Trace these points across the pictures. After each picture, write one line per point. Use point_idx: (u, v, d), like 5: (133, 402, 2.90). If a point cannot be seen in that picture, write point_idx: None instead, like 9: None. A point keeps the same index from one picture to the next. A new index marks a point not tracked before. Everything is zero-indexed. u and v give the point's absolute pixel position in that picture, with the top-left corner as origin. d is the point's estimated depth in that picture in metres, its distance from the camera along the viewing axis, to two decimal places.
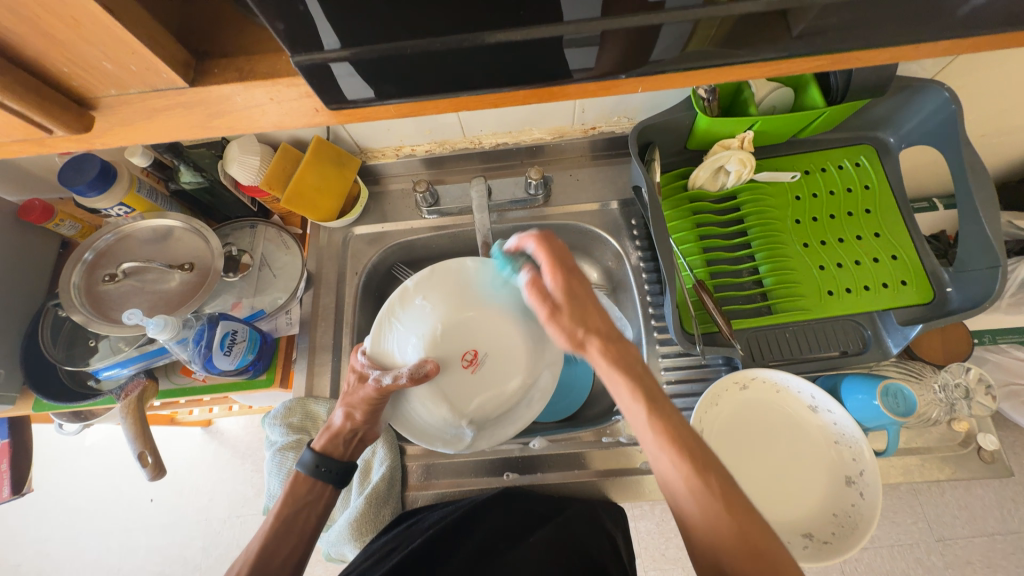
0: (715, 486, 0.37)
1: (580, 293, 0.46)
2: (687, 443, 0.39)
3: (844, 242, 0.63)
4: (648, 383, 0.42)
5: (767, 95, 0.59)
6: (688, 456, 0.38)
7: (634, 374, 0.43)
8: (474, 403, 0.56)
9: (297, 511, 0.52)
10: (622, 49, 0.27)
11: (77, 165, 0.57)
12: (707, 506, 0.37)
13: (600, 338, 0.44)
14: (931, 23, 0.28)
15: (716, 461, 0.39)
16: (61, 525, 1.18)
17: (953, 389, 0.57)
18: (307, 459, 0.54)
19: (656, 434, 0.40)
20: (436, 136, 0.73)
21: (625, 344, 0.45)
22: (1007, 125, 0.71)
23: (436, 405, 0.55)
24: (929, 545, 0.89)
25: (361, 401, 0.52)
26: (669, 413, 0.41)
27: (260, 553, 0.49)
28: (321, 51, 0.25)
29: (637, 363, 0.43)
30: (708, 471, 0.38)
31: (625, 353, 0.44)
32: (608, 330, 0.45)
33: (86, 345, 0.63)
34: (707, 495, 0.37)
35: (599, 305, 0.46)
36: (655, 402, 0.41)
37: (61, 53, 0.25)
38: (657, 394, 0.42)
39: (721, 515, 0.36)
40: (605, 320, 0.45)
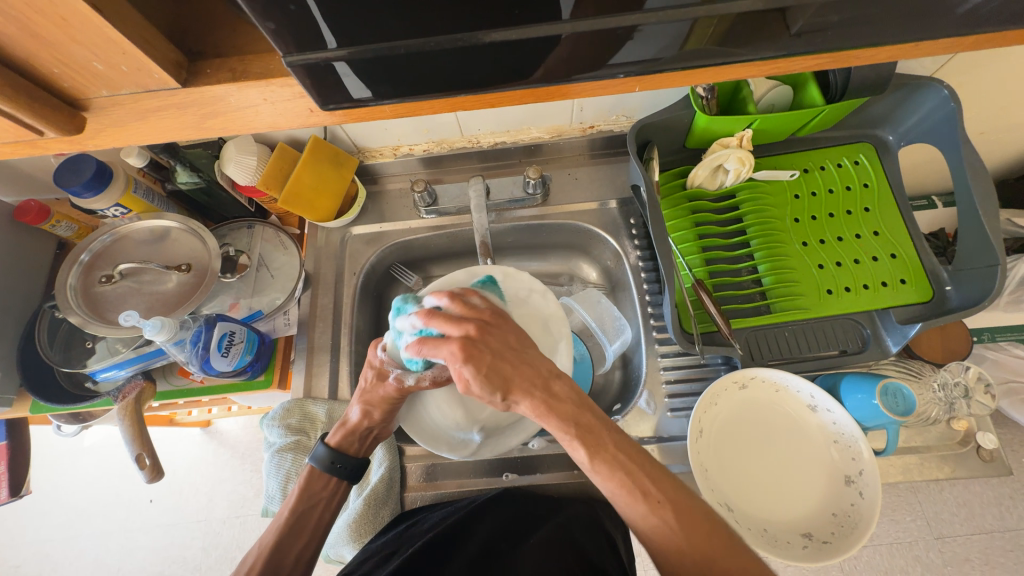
0: (671, 518, 0.38)
1: (480, 349, 0.42)
2: (634, 482, 0.39)
3: (844, 241, 0.63)
4: (583, 425, 0.41)
5: (765, 94, 0.60)
6: (639, 494, 0.39)
7: (568, 419, 0.41)
8: (487, 411, 0.55)
9: (310, 507, 0.52)
10: (620, 48, 0.27)
11: (72, 166, 0.57)
12: (668, 539, 0.37)
13: (523, 392, 0.42)
14: (929, 22, 0.28)
15: (667, 491, 0.39)
16: (61, 525, 1.18)
17: (952, 388, 0.57)
18: (321, 454, 0.54)
19: (603, 478, 0.40)
20: (434, 135, 0.72)
21: (553, 388, 0.42)
22: (1006, 123, 0.71)
23: (450, 409, 0.55)
24: (927, 542, 0.89)
25: (379, 400, 0.52)
26: (612, 454, 0.40)
27: (274, 546, 0.49)
28: (314, 52, 0.25)
29: (570, 407, 0.42)
30: (660, 505, 0.38)
31: (555, 399, 0.42)
32: (528, 379, 0.42)
33: (83, 347, 0.63)
34: (665, 529, 0.38)
35: (514, 358, 0.43)
36: (595, 447, 0.40)
37: (51, 54, 0.25)
38: (594, 434, 0.41)
39: (682, 547, 0.37)
40: (524, 372, 0.43)
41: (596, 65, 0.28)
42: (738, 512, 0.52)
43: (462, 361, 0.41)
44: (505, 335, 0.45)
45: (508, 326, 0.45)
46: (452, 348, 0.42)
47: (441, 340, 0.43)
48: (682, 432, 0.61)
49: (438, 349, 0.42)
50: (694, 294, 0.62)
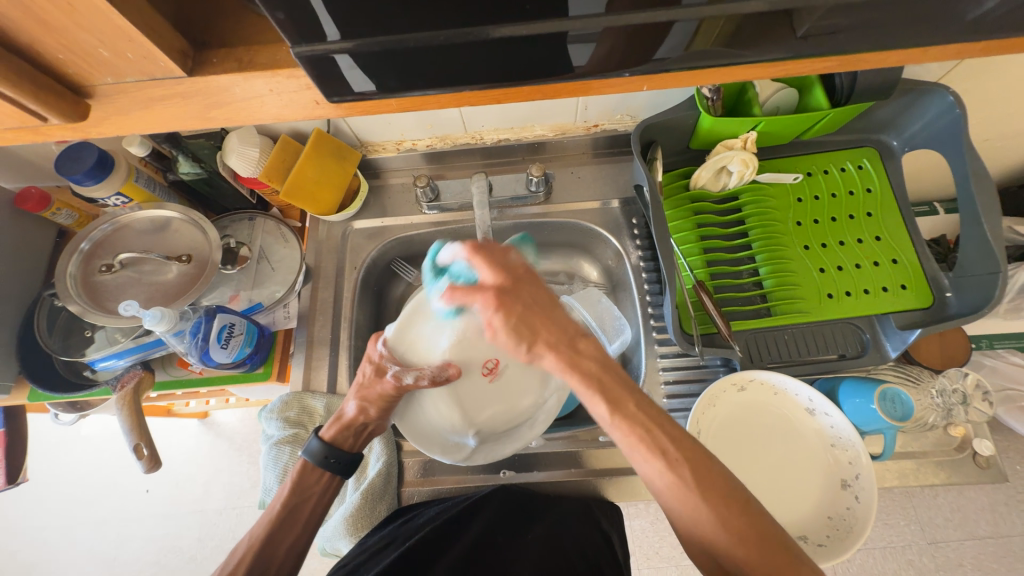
0: (688, 477, 0.37)
1: (516, 300, 0.43)
2: (655, 439, 0.39)
3: (846, 246, 0.63)
4: (610, 380, 0.41)
5: (771, 96, 0.59)
6: (659, 451, 0.38)
7: (592, 377, 0.41)
8: (484, 414, 0.55)
9: (303, 500, 0.52)
10: (628, 48, 0.27)
11: (73, 153, 0.57)
12: (685, 500, 0.37)
13: (550, 347, 0.43)
14: (942, 26, 0.28)
15: (686, 449, 0.38)
16: (57, 513, 1.18)
17: (950, 395, 0.56)
18: (315, 448, 0.53)
19: (623, 435, 0.40)
20: (438, 131, 0.72)
21: (577, 346, 0.43)
22: (1009, 131, 0.71)
23: (448, 409, 0.54)
24: (921, 547, 0.90)
25: (376, 398, 0.52)
26: (634, 412, 0.40)
27: (264, 539, 0.49)
28: (323, 43, 0.25)
29: (593, 365, 0.42)
30: (679, 463, 0.38)
31: (579, 355, 0.42)
32: (555, 339, 0.43)
33: (82, 336, 0.63)
34: (682, 489, 0.37)
35: (543, 314, 0.43)
36: (615, 402, 0.40)
37: (56, 40, 0.24)
38: (621, 393, 0.41)
39: (699, 505, 0.37)
40: (552, 328, 0.43)
41: (604, 64, 0.28)
42: None
43: (493, 306, 0.43)
44: (538, 290, 0.44)
45: (541, 283, 0.45)
46: (485, 294, 0.43)
47: (475, 287, 0.43)
48: None
49: (471, 295, 0.44)
50: (694, 296, 0.62)
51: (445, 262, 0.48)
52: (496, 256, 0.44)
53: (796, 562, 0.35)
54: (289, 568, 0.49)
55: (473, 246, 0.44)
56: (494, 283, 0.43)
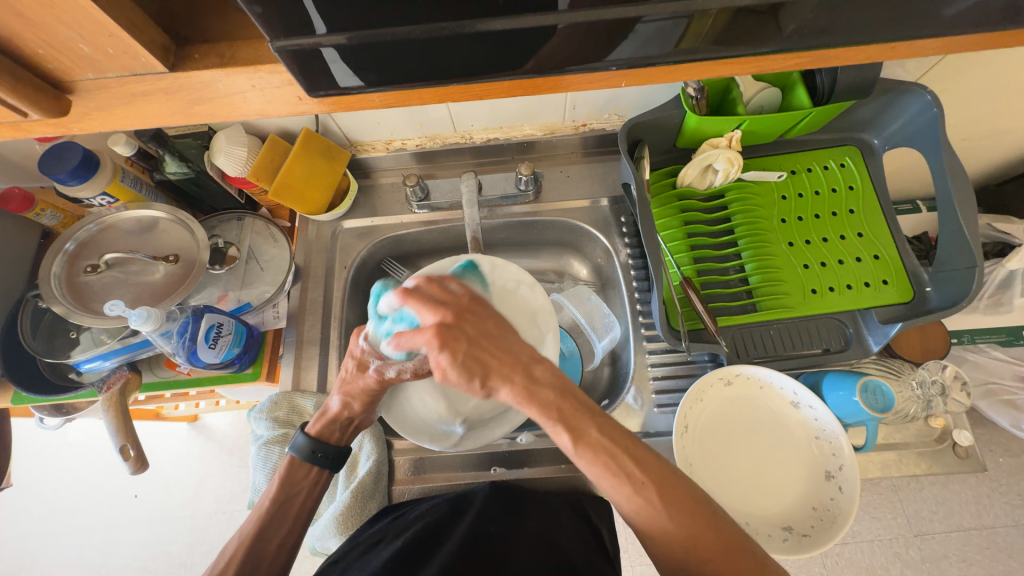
0: (654, 497, 0.38)
1: (462, 338, 0.43)
2: (615, 467, 0.39)
3: (829, 242, 0.64)
4: (569, 411, 0.41)
5: (754, 96, 0.60)
6: (623, 477, 0.39)
7: (551, 407, 0.41)
8: (471, 404, 0.55)
9: (292, 495, 0.52)
10: (608, 43, 0.28)
11: (57, 153, 0.56)
12: (652, 520, 0.38)
13: (504, 379, 0.42)
14: (910, 24, 0.28)
15: (650, 473, 0.39)
16: (43, 520, 1.16)
17: (929, 386, 0.58)
18: (302, 444, 0.53)
19: (588, 463, 0.40)
20: (427, 130, 0.72)
21: (534, 372, 0.43)
22: (987, 129, 0.73)
23: (433, 401, 0.54)
24: (907, 539, 0.91)
25: (359, 391, 0.51)
26: (595, 439, 0.40)
27: (255, 534, 0.50)
28: (304, 38, 0.25)
29: (550, 393, 0.42)
30: (643, 485, 0.39)
31: (536, 384, 0.42)
32: (509, 370, 0.43)
33: (67, 338, 0.62)
34: (649, 508, 0.38)
35: (491, 346, 0.43)
36: (577, 431, 0.41)
37: (35, 35, 0.24)
38: (580, 424, 0.41)
39: (666, 524, 0.37)
40: (502, 360, 0.43)
41: (586, 58, 0.29)
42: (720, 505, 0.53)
43: (437, 346, 0.42)
44: (483, 321, 0.45)
45: (484, 311, 0.45)
46: (429, 333, 0.43)
47: (418, 329, 0.43)
48: (669, 427, 0.61)
49: (415, 336, 0.43)
50: (681, 292, 0.63)
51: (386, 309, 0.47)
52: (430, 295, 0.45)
53: (760, 564, 0.36)
54: (281, 563, 0.50)
55: (407, 290, 0.45)
56: (436, 321, 0.43)
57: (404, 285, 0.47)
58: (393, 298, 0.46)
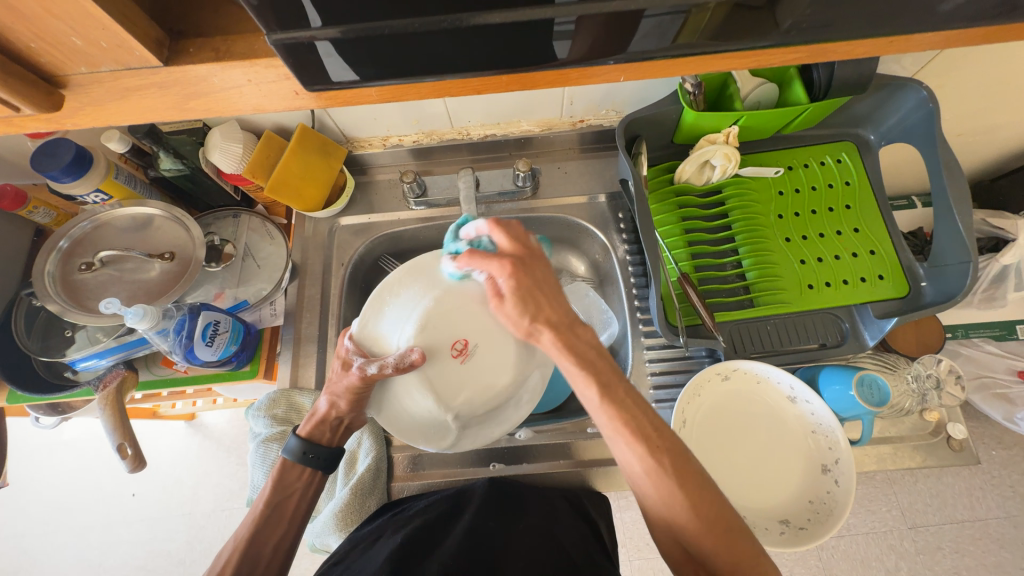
0: (667, 464, 0.38)
1: (531, 276, 0.43)
2: (640, 426, 0.39)
3: (825, 237, 0.64)
4: (602, 370, 0.42)
5: (750, 92, 0.61)
6: (642, 439, 0.39)
7: (589, 363, 0.42)
8: (461, 398, 0.51)
9: (285, 497, 0.52)
10: (607, 37, 0.28)
11: (49, 150, 0.55)
12: (661, 485, 0.38)
13: (552, 326, 0.43)
14: (908, 18, 0.28)
15: (667, 440, 0.39)
16: (40, 520, 1.16)
17: (924, 380, 0.58)
18: (293, 446, 0.53)
19: (610, 420, 0.40)
20: (424, 126, 0.72)
21: (578, 331, 0.43)
22: (982, 124, 0.73)
23: (421, 397, 0.51)
24: (901, 532, 0.92)
25: (345, 391, 0.51)
26: (622, 397, 0.41)
27: (250, 539, 0.49)
28: (300, 32, 0.25)
29: (590, 351, 0.43)
30: (659, 449, 0.39)
31: (577, 339, 0.43)
32: (561, 321, 0.43)
33: (62, 336, 0.61)
34: (660, 474, 0.38)
35: (550, 291, 0.44)
36: (607, 388, 0.41)
37: (27, 28, 0.24)
38: (613, 381, 0.41)
39: (675, 492, 0.38)
40: (556, 308, 0.43)
41: (584, 53, 0.29)
42: None
43: (507, 275, 0.43)
44: (550, 274, 0.45)
45: (551, 265, 0.46)
46: (501, 262, 0.43)
47: (490, 254, 0.44)
48: (667, 423, 0.62)
49: (488, 260, 0.43)
50: (679, 288, 0.63)
51: (468, 233, 0.48)
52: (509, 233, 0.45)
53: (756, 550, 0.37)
54: (277, 566, 0.50)
55: (496, 219, 0.46)
56: (510, 256, 0.44)
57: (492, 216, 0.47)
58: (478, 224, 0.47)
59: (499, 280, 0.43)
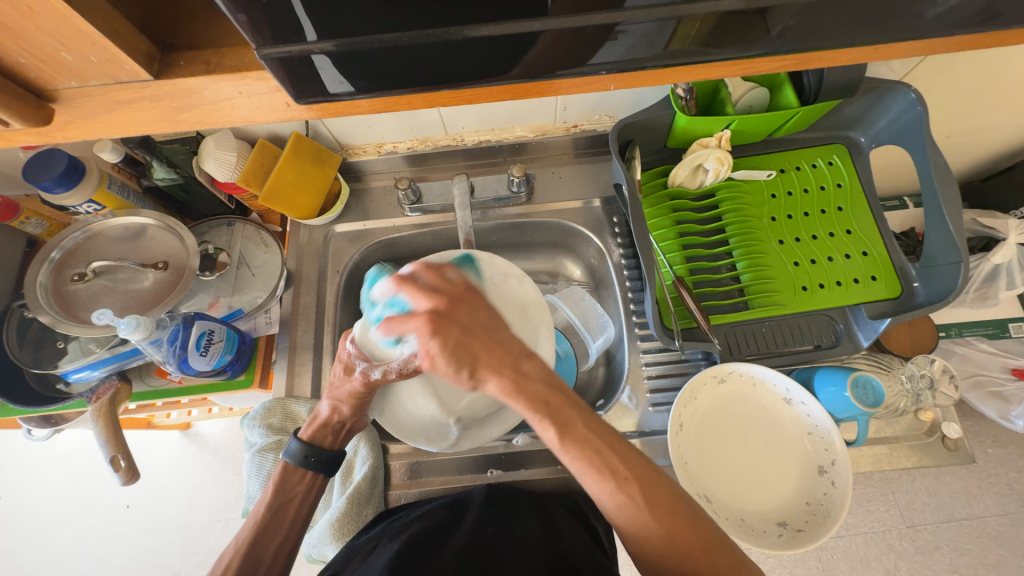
0: (637, 493, 0.39)
1: (453, 324, 0.42)
2: (603, 461, 0.40)
3: (818, 239, 0.65)
4: (557, 409, 0.41)
5: (742, 96, 0.61)
6: (607, 473, 0.39)
7: (538, 401, 0.41)
8: (464, 401, 0.54)
9: (286, 501, 0.52)
10: (597, 46, 0.28)
11: (40, 161, 0.55)
12: (634, 518, 0.38)
13: (492, 371, 0.42)
14: (892, 25, 0.29)
15: (634, 470, 0.39)
16: (33, 533, 1.14)
17: (918, 380, 0.58)
18: (295, 449, 0.53)
19: (573, 458, 0.40)
20: (418, 133, 0.72)
21: (523, 367, 0.43)
22: (971, 126, 0.74)
23: (424, 401, 0.53)
24: (900, 531, 0.93)
25: (347, 395, 0.51)
26: (581, 433, 0.41)
27: (251, 541, 0.49)
28: (290, 45, 0.25)
29: (541, 388, 0.42)
30: (627, 481, 0.39)
31: (524, 377, 0.42)
32: (499, 363, 0.42)
33: (54, 348, 0.61)
34: (632, 505, 0.38)
35: (482, 337, 0.43)
36: (564, 426, 0.41)
37: (16, 44, 0.24)
38: (569, 420, 0.41)
39: (648, 521, 0.38)
40: (492, 352, 0.42)
41: (575, 62, 0.29)
42: (716, 504, 0.53)
43: (428, 333, 0.42)
44: (476, 311, 0.44)
45: (478, 302, 0.45)
46: (418, 321, 0.42)
47: (408, 315, 0.43)
48: (664, 426, 0.62)
49: (404, 323, 0.43)
50: (674, 292, 0.63)
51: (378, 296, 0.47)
52: (424, 281, 0.45)
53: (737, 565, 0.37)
54: (279, 568, 0.49)
55: (399, 278, 0.45)
56: (428, 308, 0.43)
57: (400, 272, 0.46)
58: (383, 284, 0.46)
59: (425, 342, 0.42)
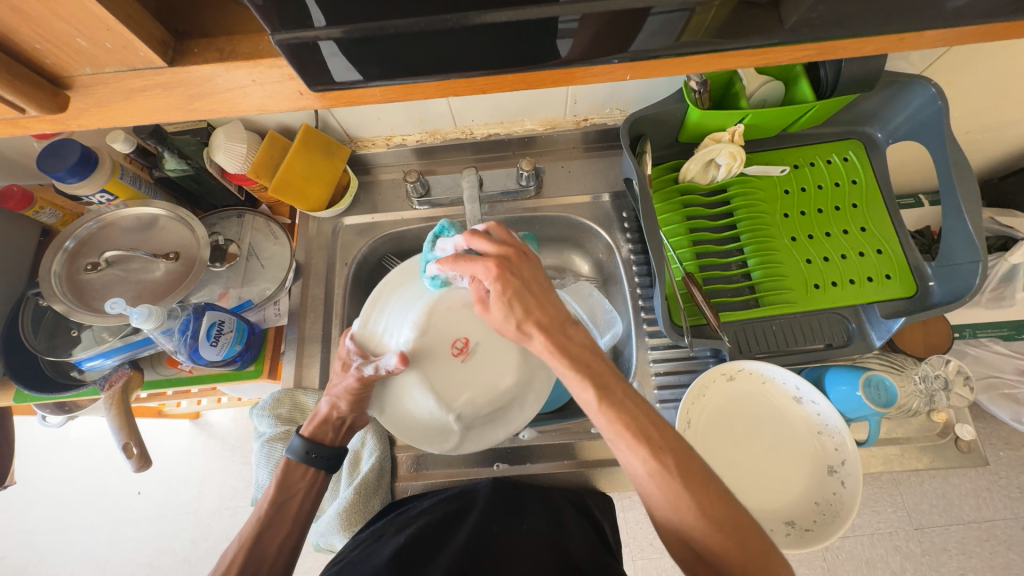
0: (671, 466, 0.38)
1: (522, 277, 0.43)
2: (640, 428, 0.40)
3: (832, 236, 0.64)
4: (597, 371, 0.42)
5: (756, 90, 0.60)
6: (644, 441, 0.39)
7: (582, 363, 0.42)
8: (463, 398, 0.52)
9: (289, 496, 0.53)
10: (613, 35, 0.27)
11: (56, 150, 0.56)
12: (667, 488, 0.38)
13: (543, 327, 0.42)
14: (919, 15, 0.28)
15: (668, 440, 0.40)
16: (48, 517, 1.17)
17: (933, 380, 0.58)
18: (297, 445, 0.54)
19: (610, 421, 0.40)
20: (427, 125, 0.72)
21: (569, 331, 0.43)
22: (992, 122, 0.72)
23: (422, 397, 0.51)
24: (907, 533, 0.92)
25: (344, 392, 0.52)
26: (620, 400, 0.41)
27: (255, 537, 0.50)
28: (304, 33, 0.25)
29: (582, 352, 0.43)
30: (662, 451, 0.39)
31: (569, 340, 0.43)
32: (551, 323, 0.43)
33: (68, 336, 0.62)
34: (665, 476, 0.38)
35: (536, 293, 0.43)
36: (605, 389, 0.41)
37: (33, 29, 0.24)
38: (608, 384, 0.41)
39: (680, 493, 0.38)
40: (546, 310, 0.43)
41: (589, 51, 0.28)
42: None
43: (495, 276, 0.42)
44: (536, 271, 0.45)
45: (540, 265, 0.45)
46: (485, 264, 0.43)
47: (474, 257, 0.43)
48: (671, 423, 0.62)
49: (473, 263, 0.43)
50: (684, 288, 0.63)
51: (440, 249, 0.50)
52: (495, 238, 0.45)
53: (767, 551, 0.37)
54: (283, 564, 0.50)
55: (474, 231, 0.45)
56: (496, 254, 0.43)
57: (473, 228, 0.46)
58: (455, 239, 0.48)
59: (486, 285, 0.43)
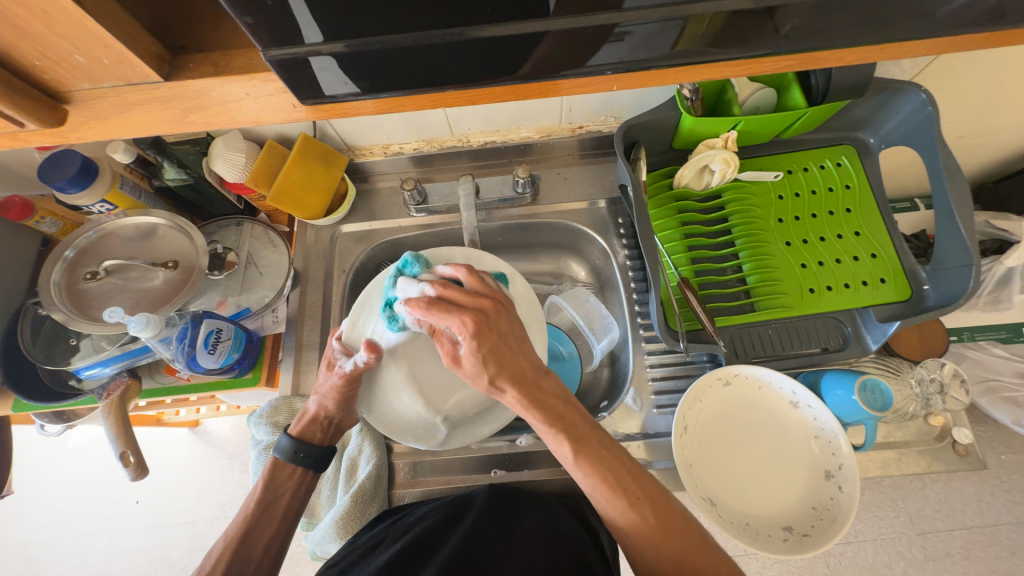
0: (649, 515, 0.42)
1: (499, 325, 0.45)
2: (618, 481, 0.42)
3: (826, 241, 0.64)
4: (572, 427, 0.44)
5: (749, 96, 0.61)
6: (621, 493, 0.42)
7: (554, 414, 0.44)
8: (451, 400, 0.53)
9: (276, 497, 0.53)
10: (600, 48, 0.28)
11: (56, 161, 0.56)
12: (644, 533, 0.42)
13: (513, 381, 0.44)
14: (898, 25, 0.29)
15: (647, 490, 0.43)
16: (45, 526, 1.16)
17: (928, 384, 0.58)
18: (285, 445, 0.54)
19: (586, 475, 0.43)
20: (424, 134, 0.73)
21: (541, 383, 0.45)
22: (984, 127, 0.73)
23: (410, 398, 0.53)
24: (910, 538, 0.91)
25: (329, 390, 0.51)
26: (596, 453, 0.43)
27: (241, 536, 0.50)
28: (296, 47, 0.25)
29: (556, 403, 0.45)
30: (640, 501, 0.42)
31: (542, 392, 0.45)
32: (527, 378, 0.45)
33: (67, 345, 0.62)
34: (643, 524, 0.42)
35: (513, 345, 0.45)
36: (579, 441, 0.43)
37: (33, 47, 0.25)
38: (583, 438, 0.44)
39: (660, 539, 0.41)
40: (519, 364, 0.45)
41: (578, 62, 0.29)
42: (720, 506, 0.53)
43: (472, 327, 0.43)
44: (512, 322, 0.47)
45: (515, 314, 0.48)
46: (461, 317, 0.44)
47: (448, 309, 0.44)
48: (669, 429, 0.62)
49: (448, 316, 0.44)
50: (679, 293, 0.63)
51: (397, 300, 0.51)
52: (467, 286, 0.48)
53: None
54: (268, 565, 0.50)
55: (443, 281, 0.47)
56: (474, 307, 0.45)
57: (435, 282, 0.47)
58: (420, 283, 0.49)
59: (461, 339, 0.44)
